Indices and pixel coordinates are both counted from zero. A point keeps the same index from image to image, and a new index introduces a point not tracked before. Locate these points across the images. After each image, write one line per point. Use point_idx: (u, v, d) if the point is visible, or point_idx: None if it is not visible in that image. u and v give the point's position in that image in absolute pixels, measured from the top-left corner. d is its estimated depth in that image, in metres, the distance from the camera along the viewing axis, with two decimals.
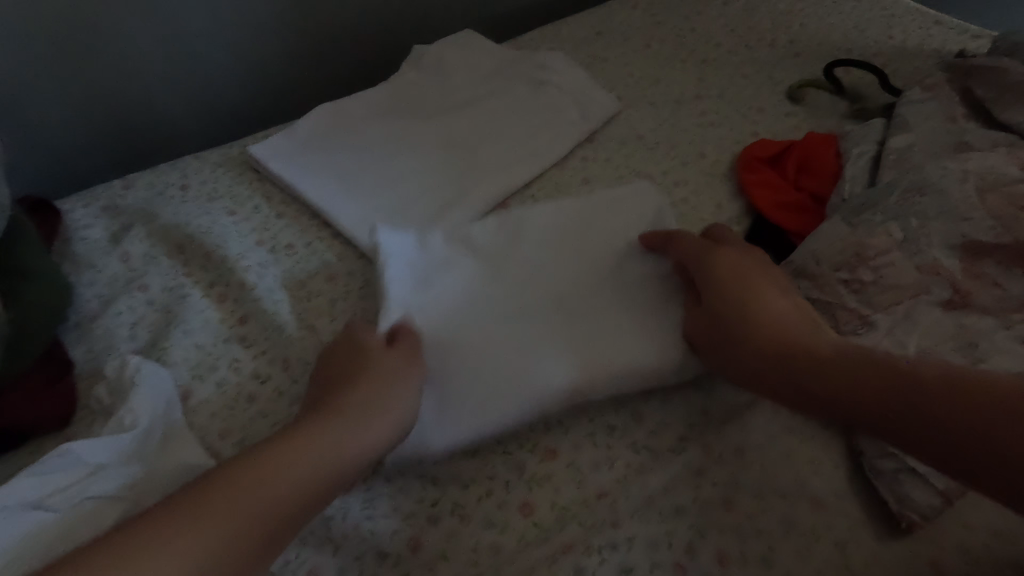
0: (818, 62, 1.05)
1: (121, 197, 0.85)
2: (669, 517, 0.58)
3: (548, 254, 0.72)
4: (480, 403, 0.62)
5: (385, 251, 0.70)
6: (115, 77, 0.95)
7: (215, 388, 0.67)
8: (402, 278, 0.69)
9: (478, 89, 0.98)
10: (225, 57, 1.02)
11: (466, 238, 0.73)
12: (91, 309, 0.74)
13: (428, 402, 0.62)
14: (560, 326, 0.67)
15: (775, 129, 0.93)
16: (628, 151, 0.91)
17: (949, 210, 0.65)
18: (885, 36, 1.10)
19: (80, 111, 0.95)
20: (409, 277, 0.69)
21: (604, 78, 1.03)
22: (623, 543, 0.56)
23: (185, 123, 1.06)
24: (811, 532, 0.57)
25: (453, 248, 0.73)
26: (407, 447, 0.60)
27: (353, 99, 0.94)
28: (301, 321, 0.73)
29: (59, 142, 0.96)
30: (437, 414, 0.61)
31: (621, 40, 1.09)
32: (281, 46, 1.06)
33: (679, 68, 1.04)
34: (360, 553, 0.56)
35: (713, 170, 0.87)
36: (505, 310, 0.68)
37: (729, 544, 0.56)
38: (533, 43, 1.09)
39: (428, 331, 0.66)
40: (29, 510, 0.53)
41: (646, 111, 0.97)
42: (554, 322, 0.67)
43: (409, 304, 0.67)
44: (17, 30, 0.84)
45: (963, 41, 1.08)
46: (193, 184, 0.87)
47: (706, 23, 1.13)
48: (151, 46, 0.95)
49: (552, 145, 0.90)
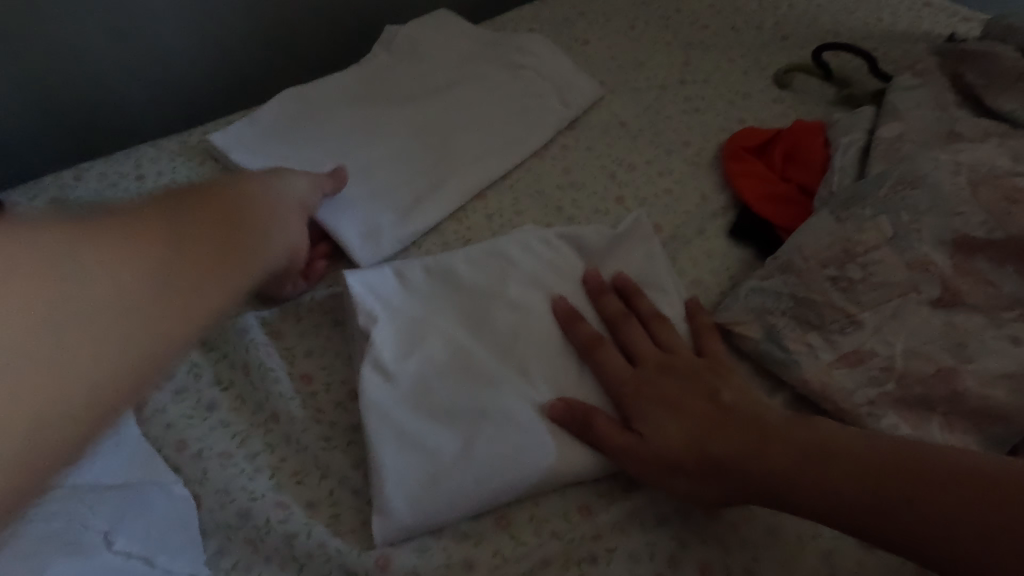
0: (805, 45, 1.02)
1: (71, 189, 0.80)
2: (651, 527, 0.55)
3: (540, 294, 0.67)
4: (471, 467, 0.56)
5: (361, 291, 0.65)
6: (63, 60, 0.89)
7: (172, 396, 0.63)
8: (381, 324, 0.64)
9: (453, 72, 0.93)
10: (183, 37, 0.96)
11: (448, 273, 0.68)
12: None
13: (413, 467, 0.57)
14: (557, 378, 0.62)
15: (761, 116, 0.90)
16: (609, 139, 0.87)
17: (940, 204, 0.62)
18: (873, 19, 1.07)
19: (26, 95, 0.89)
20: (388, 322, 0.64)
21: (585, 62, 0.98)
22: (602, 556, 0.54)
23: (142, 108, 1.00)
24: (797, 542, 0.55)
25: (434, 285, 0.67)
26: (396, 521, 0.54)
27: (322, 84, 0.89)
28: (263, 321, 0.69)
29: (5, 129, 0.90)
30: (424, 483, 0.56)
31: (604, 21, 1.05)
32: (244, 26, 1.00)
33: (663, 51, 1.00)
34: (326, 572, 0.53)
35: (698, 159, 0.84)
36: (494, 358, 0.63)
37: (713, 556, 0.54)
38: (511, 25, 1.04)
39: (410, 385, 0.61)
40: None
41: (629, 97, 0.93)
42: (550, 373, 0.62)
43: (389, 355, 0.62)
44: None
45: (953, 25, 1.05)
46: (149, 175, 0.82)
47: (691, 5, 1.08)
48: (101, 25, 0.89)
49: (531, 133, 0.86)
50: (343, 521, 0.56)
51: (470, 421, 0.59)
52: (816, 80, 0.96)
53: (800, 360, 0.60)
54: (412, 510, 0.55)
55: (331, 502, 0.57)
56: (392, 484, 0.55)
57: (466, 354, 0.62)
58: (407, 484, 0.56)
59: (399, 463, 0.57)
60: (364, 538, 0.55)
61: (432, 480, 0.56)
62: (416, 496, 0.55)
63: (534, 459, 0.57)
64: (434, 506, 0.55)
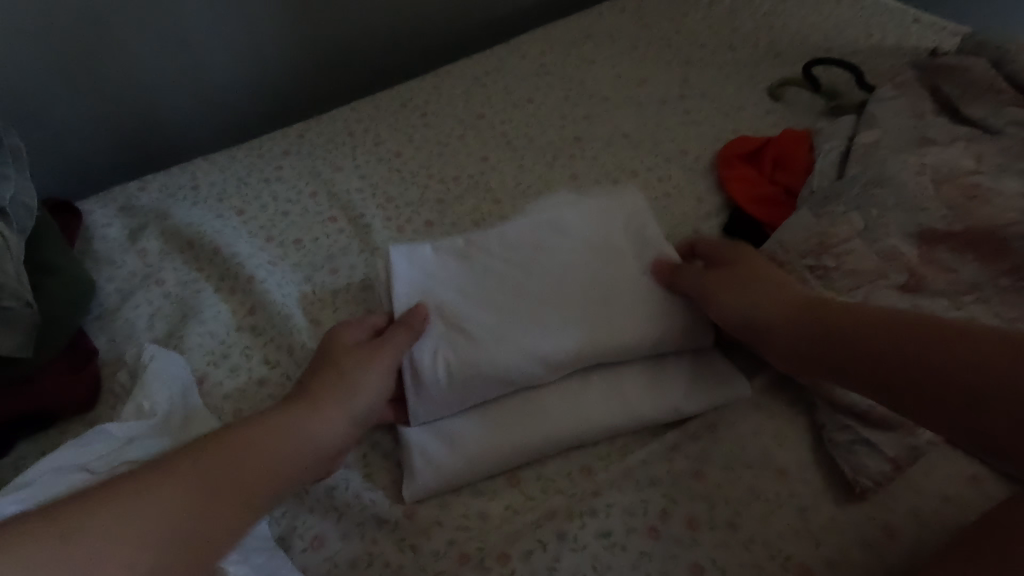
0: (797, 61, 1.10)
1: (136, 198, 0.92)
2: (645, 487, 0.63)
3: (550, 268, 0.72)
4: (484, 439, 0.65)
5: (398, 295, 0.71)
6: (129, 87, 1.02)
7: (228, 372, 0.73)
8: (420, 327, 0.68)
9: (472, 102, 1.04)
10: (231, 64, 1.08)
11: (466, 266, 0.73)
12: (112, 302, 0.80)
13: (440, 444, 0.65)
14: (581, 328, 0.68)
15: (754, 126, 0.98)
16: (613, 149, 0.96)
17: (907, 201, 0.71)
18: (864, 35, 1.14)
19: (98, 118, 1.03)
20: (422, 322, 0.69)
21: (592, 79, 1.08)
22: (602, 510, 0.62)
23: (198, 129, 1.12)
24: (774, 499, 0.62)
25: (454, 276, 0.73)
26: (427, 479, 0.63)
27: (359, 119, 1.02)
28: (305, 310, 0.78)
29: (78, 147, 1.04)
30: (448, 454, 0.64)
31: (610, 42, 1.14)
32: (287, 54, 1.12)
33: (665, 69, 1.09)
34: (361, 520, 0.62)
35: (694, 166, 0.92)
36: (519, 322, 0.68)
37: (699, 511, 0.61)
38: (526, 46, 1.14)
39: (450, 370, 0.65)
40: (74, 472, 0.57)
41: (631, 110, 1.02)
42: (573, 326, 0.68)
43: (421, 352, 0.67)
44: (42, 47, 0.93)
45: (939, 40, 1.12)
46: (203, 186, 0.93)
47: (690, 26, 1.18)
48: (161, 58, 1.02)
49: (542, 152, 0.96)
50: (373, 480, 0.65)
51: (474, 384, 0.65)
52: (806, 93, 1.04)
53: None
54: (430, 473, 0.63)
55: (364, 463, 0.66)
56: (410, 467, 0.64)
57: (463, 324, 0.68)
58: (424, 461, 0.64)
59: (420, 436, 0.65)
60: (393, 493, 0.64)
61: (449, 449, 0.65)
62: (434, 470, 0.63)
63: (543, 429, 0.65)
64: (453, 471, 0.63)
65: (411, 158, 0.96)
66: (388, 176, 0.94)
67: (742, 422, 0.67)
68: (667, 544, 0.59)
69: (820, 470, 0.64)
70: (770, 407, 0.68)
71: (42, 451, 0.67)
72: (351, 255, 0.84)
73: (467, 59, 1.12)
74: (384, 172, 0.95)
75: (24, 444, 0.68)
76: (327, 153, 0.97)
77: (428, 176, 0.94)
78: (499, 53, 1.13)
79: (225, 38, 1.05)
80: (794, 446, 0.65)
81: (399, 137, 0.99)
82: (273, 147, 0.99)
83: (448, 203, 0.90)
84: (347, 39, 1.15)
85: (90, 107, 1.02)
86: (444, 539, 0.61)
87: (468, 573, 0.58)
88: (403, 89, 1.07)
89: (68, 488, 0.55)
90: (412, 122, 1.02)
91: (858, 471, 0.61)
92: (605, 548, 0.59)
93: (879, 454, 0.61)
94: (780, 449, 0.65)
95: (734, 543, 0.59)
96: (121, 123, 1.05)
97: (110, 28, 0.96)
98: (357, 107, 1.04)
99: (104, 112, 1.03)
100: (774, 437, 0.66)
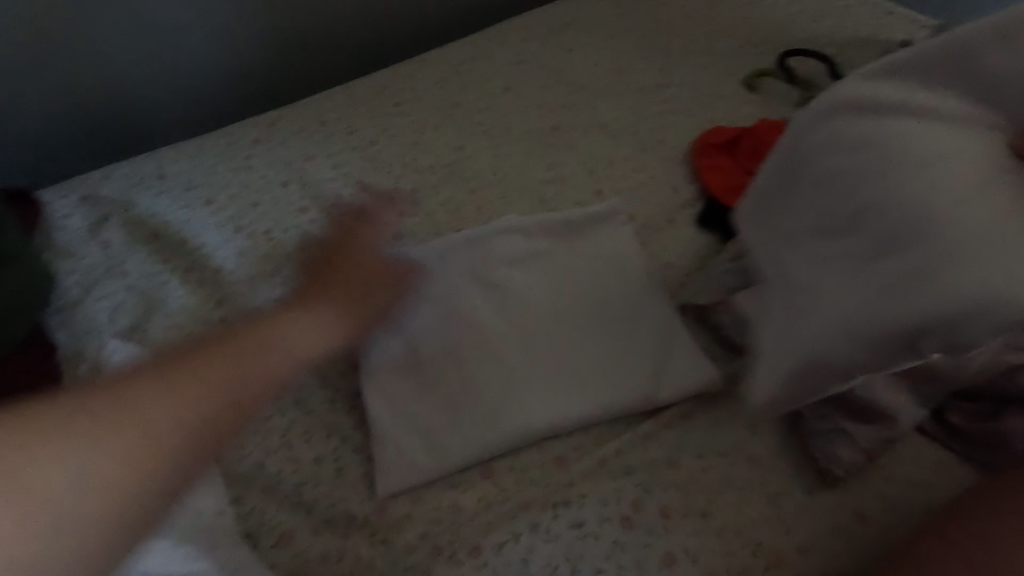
0: (773, 52, 1.10)
1: (98, 187, 0.89)
2: (619, 477, 0.63)
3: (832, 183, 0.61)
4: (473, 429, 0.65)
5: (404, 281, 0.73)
6: (92, 74, 0.99)
7: None
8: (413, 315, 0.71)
9: (448, 91, 1.03)
10: (200, 51, 1.05)
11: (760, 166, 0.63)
12: (72, 295, 0.78)
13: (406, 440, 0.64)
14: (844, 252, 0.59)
15: (730, 117, 0.98)
16: (590, 138, 0.95)
17: None
18: (839, 27, 1.15)
19: (59, 105, 1.00)
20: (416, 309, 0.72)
21: (570, 69, 1.07)
22: (576, 500, 0.61)
23: (165, 117, 1.09)
24: (746, 487, 0.62)
25: None
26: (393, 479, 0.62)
27: (333, 108, 1.00)
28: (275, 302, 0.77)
29: (38, 136, 1.00)
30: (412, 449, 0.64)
31: (588, 31, 1.13)
32: (259, 43, 1.09)
33: (642, 58, 1.09)
34: (330, 517, 0.61)
35: (670, 156, 0.92)
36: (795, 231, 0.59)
37: (673, 500, 0.61)
38: (503, 34, 1.12)
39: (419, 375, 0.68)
40: None
41: (608, 100, 1.01)
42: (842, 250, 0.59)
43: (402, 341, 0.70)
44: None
45: (914, 33, 1.13)
46: (169, 175, 0.91)
47: (668, 15, 1.17)
48: (126, 44, 0.99)
49: (519, 141, 0.95)
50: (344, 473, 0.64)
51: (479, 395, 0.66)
52: (783, 85, 1.04)
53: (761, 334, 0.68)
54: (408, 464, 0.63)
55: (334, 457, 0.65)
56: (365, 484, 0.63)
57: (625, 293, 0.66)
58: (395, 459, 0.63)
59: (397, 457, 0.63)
60: (366, 487, 0.63)
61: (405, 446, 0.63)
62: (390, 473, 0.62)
63: (524, 413, 0.66)
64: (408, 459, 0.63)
65: (385, 148, 0.95)
66: (362, 166, 0.92)
67: (716, 411, 0.67)
68: (641, 534, 0.59)
69: (792, 458, 0.64)
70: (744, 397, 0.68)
71: None
72: (323, 247, 0.82)
73: (444, 48, 1.10)
74: (357, 161, 0.93)
75: None
76: (298, 143, 0.95)
77: (402, 166, 0.92)
78: (476, 41, 1.11)
79: (190, 22, 1.01)
80: (768, 436, 0.66)
81: (373, 126, 0.97)
82: (244, 135, 0.96)
83: (422, 193, 0.89)
84: (320, 25, 1.12)
85: (51, 94, 0.98)
86: (417, 534, 0.60)
87: (439, 567, 0.58)
88: (378, 77, 1.05)
89: None
90: (386, 111, 1.00)
91: (831, 460, 0.62)
92: (578, 538, 0.59)
93: (854, 446, 0.62)
94: (753, 437, 0.65)
95: (706, 532, 0.59)
96: (83, 109, 1.02)
97: (71, 13, 0.93)
98: (331, 95, 1.02)
99: (64, 100, 0.99)
100: (747, 426, 0.66)
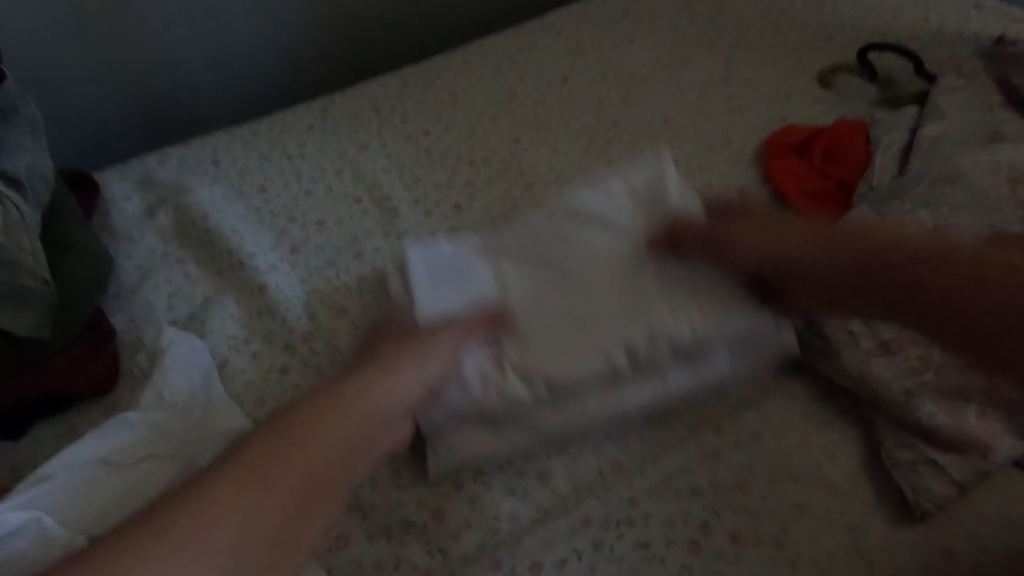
0: (848, 46, 1.04)
1: (155, 171, 0.89)
2: (686, 497, 0.60)
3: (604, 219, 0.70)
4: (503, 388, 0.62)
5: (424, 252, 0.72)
6: (149, 56, 0.99)
7: (250, 358, 0.70)
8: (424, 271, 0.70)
9: (504, 81, 0.99)
10: (253, 34, 1.04)
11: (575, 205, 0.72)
12: (130, 281, 0.78)
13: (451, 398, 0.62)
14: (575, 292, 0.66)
15: (801, 115, 0.93)
16: (652, 134, 0.91)
17: (977, 202, 0.65)
18: (920, 19, 1.07)
19: (116, 87, 0.99)
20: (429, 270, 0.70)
21: (630, 61, 1.02)
22: (640, 519, 0.59)
23: (218, 101, 1.08)
24: (824, 516, 0.58)
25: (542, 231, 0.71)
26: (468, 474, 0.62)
27: (387, 95, 0.98)
28: (330, 296, 0.75)
29: (95, 118, 1.01)
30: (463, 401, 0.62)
31: (649, 20, 1.08)
32: (310, 27, 1.07)
33: (706, 51, 1.03)
34: (387, 522, 0.59)
35: (738, 156, 0.87)
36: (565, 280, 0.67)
37: (743, 524, 0.58)
38: (559, 22, 1.08)
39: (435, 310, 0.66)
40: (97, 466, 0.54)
41: (671, 94, 0.96)
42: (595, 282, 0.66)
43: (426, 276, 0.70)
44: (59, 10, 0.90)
45: (1005, 27, 1.05)
46: (224, 161, 0.90)
47: (734, 5, 1.11)
48: (181, 26, 0.98)
49: (577, 135, 0.91)
50: (402, 476, 0.62)
51: (509, 369, 0.62)
52: (859, 82, 0.98)
53: (841, 347, 0.64)
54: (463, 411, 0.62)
55: (391, 460, 0.63)
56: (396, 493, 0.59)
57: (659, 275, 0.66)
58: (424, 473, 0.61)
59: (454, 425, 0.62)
60: (422, 493, 0.61)
61: (457, 413, 0.62)
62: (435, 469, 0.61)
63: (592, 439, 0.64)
64: (476, 440, 0.62)
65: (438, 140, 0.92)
66: (416, 157, 0.89)
67: (788, 431, 0.64)
68: (710, 560, 0.56)
69: (873, 484, 0.60)
70: (819, 418, 0.64)
71: (58, 434, 0.65)
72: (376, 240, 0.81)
73: (499, 36, 1.07)
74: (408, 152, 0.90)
75: (41, 426, 0.65)
76: (350, 131, 0.93)
77: (457, 158, 0.89)
78: (531, 29, 1.07)
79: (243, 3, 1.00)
80: (844, 460, 0.62)
81: (427, 116, 0.95)
82: (297, 122, 0.94)
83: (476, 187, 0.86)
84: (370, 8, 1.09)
85: (108, 75, 0.98)
86: (473, 543, 0.58)
87: None
88: (432, 65, 1.02)
89: (90, 482, 0.53)
90: (440, 101, 0.97)
91: (919, 494, 0.57)
92: (643, 560, 0.56)
93: (944, 478, 0.57)
94: (830, 462, 0.62)
95: (781, 561, 0.56)
96: (137, 91, 1.01)
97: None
98: (383, 83, 1.00)
99: (121, 82, 0.99)
100: (823, 450, 0.62)
